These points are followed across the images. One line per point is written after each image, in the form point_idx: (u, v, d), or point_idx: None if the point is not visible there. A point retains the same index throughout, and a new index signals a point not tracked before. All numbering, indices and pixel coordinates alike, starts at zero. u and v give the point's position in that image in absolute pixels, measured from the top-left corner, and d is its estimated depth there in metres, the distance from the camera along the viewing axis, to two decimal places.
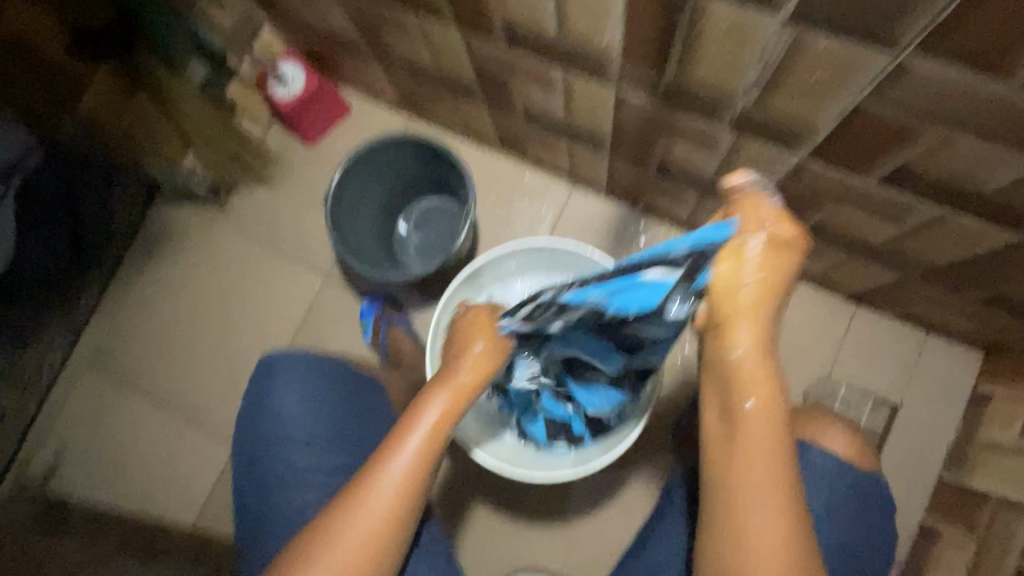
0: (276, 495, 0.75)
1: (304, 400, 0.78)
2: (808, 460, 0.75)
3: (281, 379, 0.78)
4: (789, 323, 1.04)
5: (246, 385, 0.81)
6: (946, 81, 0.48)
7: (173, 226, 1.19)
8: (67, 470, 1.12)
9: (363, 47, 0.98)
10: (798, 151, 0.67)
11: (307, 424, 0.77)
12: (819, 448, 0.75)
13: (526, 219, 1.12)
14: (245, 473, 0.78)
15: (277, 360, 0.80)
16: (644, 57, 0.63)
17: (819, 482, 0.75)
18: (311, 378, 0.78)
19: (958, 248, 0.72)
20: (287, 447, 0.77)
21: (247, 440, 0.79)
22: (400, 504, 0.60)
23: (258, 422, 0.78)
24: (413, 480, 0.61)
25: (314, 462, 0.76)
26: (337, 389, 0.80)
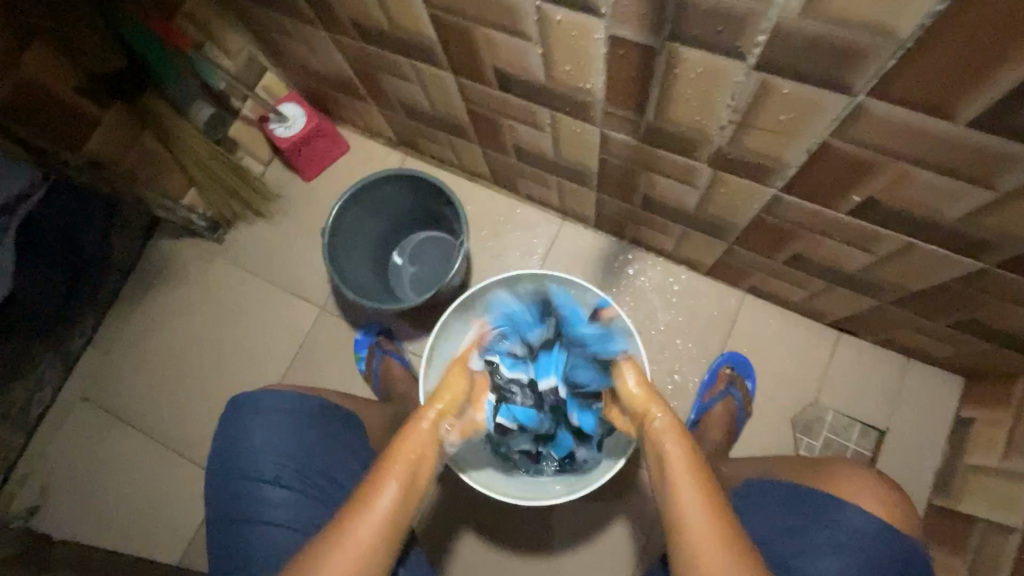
0: (249, 537, 0.73)
1: (272, 437, 0.77)
2: (844, 519, 0.72)
3: (254, 418, 0.78)
4: (774, 350, 1.07)
5: (218, 425, 0.81)
6: (901, 120, 0.53)
7: (174, 258, 1.21)
8: (51, 508, 1.10)
9: (361, 89, 1.04)
10: (770, 186, 0.71)
11: (279, 462, 0.76)
12: (855, 507, 0.73)
13: (516, 249, 1.15)
14: (215, 520, 0.75)
15: (245, 398, 0.80)
16: (625, 99, 0.68)
17: (850, 539, 0.71)
18: (281, 414, 0.79)
19: (930, 275, 0.76)
20: (257, 487, 0.75)
21: (216, 484, 0.77)
22: (383, 540, 0.59)
23: (225, 463, 0.77)
24: (397, 514, 0.61)
25: (284, 500, 0.75)
26: (304, 423, 0.79)
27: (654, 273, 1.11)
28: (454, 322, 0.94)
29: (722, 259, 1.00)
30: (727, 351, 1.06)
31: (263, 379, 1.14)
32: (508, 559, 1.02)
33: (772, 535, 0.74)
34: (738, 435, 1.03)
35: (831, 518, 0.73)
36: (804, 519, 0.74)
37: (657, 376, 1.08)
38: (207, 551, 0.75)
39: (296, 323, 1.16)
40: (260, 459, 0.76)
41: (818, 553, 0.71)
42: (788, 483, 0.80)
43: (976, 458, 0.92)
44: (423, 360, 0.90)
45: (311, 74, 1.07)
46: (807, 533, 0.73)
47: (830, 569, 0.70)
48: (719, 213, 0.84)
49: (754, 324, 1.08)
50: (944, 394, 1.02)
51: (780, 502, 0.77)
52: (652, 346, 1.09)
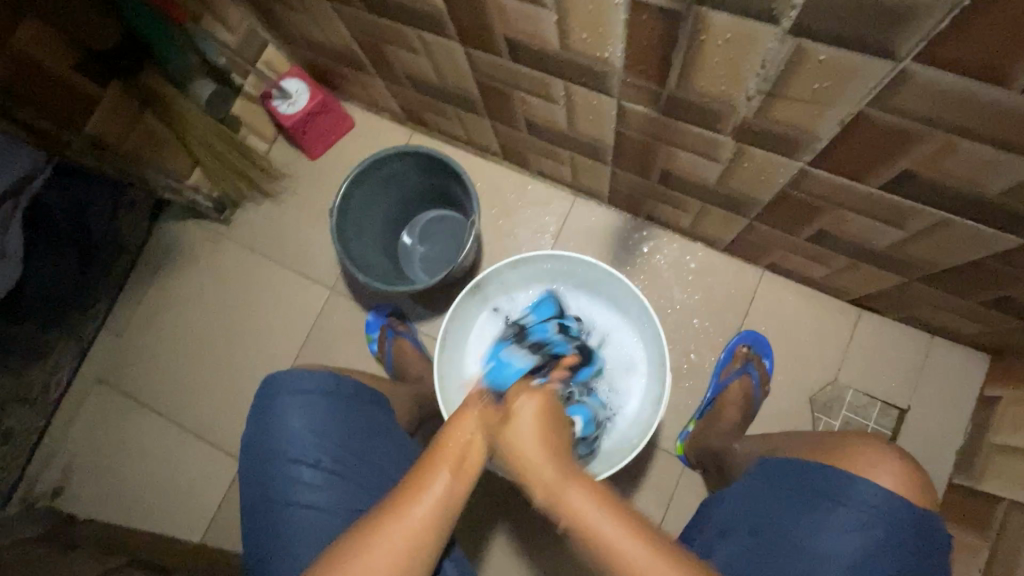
0: (288, 516, 0.72)
1: (308, 420, 0.76)
2: (861, 497, 0.66)
3: (287, 400, 0.77)
4: (793, 328, 1.04)
5: (252, 407, 0.80)
6: (948, 87, 0.49)
7: (183, 240, 1.20)
8: (75, 488, 1.12)
9: (366, 62, 1.00)
10: (798, 159, 0.68)
11: (317, 443, 0.75)
12: (874, 485, 0.66)
13: (528, 227, 1.13)
14: (252, 499, 0.75)
15: (281, 377, 0.79)
16: (645, 68, 0.64)
17: (868, 514, 0.65)
18: (314, 397, 0.77)
19: (964, 252, 0.72)
20: (294, 466, 0.74)
21: (252, 463, 0.76)
22: (439, 524, 0.54)
23: (262, 442, 0.76)
24: (450, 502, 0.55)
25: (322, 480, 0.74)
26: (342, 404, 0.78)
27: (669, 250, 1.08)
28: (467, 304, 0.92)
29: (742, 235, 0.96)
30: (744, 330, 1.04)
31: (275, 360, 1.14)
32: (524, 538, 1.03)
33: (784, 515, 0.69)
34: (754, 415, 1.02)
35: (847, 497, 0.66)
36: (817, 499, 0.68)
37: (673, 355, 1.06)
38: (246, 529, 0.74)
39: (307, 305, 1.15)
40: (295, 441, 0.75)
41: (835, 534, 0.65)
42: (798, 460, 0.73)
43: (1000, 437, 0.91)
44: (437, 340, 0.89)
45: (314, 47, 1.04)
46: (818, 513, 0.67)
47: (849, 550, 0.64)
48: (741, 188, 0.80)
49: (772, 302, 1.05)
50: (969, 372, 0.99)
51: (792, 482, 0.71)
52: (667, 325, 1.07)
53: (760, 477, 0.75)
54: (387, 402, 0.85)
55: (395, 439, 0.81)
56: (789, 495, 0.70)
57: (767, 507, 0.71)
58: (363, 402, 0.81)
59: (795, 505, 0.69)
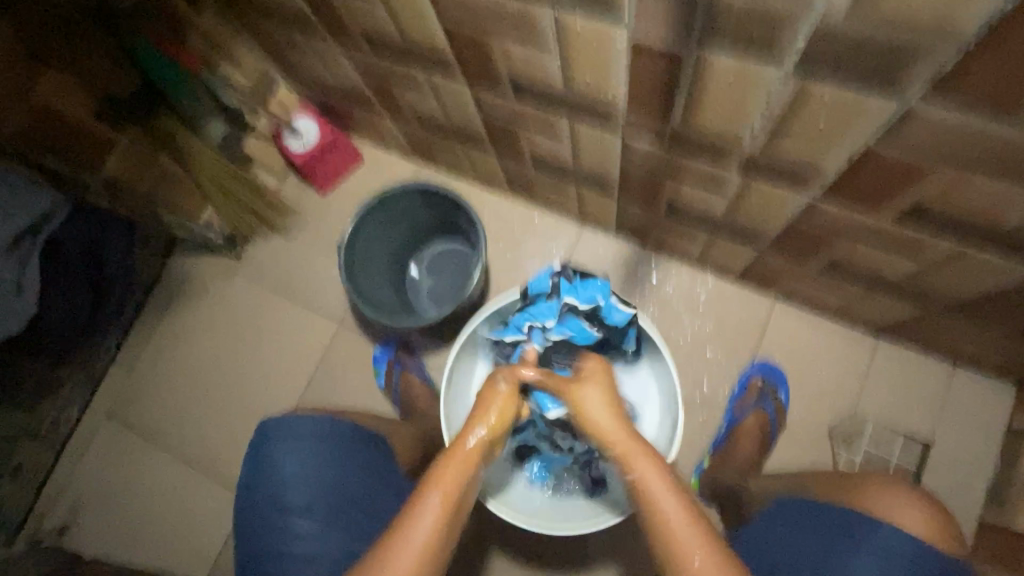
0: (289, 572, 0.69)
1: (302, 465, 0.74)
2: (879, 537, 0.64)
3: (277, 448, 0.75)
4: (808, 358, 1.02)
5: (244, 456, 0.78)
6: (955, 123, 0.48)
7: (193, 277, 1.21)
8: (80, 529, 1.11)
9: (374, 101, 1.02)
10: (807, 193, 0.67)
11: (309, 492, 0.73)
12: (891, 526, 0.64)
13: (536, 258, 1.12)
14: (247, 559, 0.72)
15: (272, 425, 0.77)
16: (648, 107, 0.64)
17: (890, 559, 0.62)
18: (306, 443, 0.75)
19: (981, 282, 0.71)
20: (291, 517, 0.72)
21: (244, 513, 0.74)
22: (421, 570, 0.57)
23: (255, 493, 0.75)
24: (444, 522, 0.60)
25: (319, 531, 0.71)
26: (337, 446, 0.77)
27: (679, 279, 1.07)
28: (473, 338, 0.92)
29: (752, 265, 0.95)
30: (758, 359, 1.02)
31: (283, 396, 1.14)
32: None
33: (802, 558, 0.66)
34: (770, 449, 0.98)
35: (867, 532, 0.64)
36: (838, 540, 0.66)
37: (686, 386, 1.04)
38: None
39: (315, 339, 1.15)
40: (289, 486, 0.73)
41: (861, 574, 0.62)
42: (817, 504, 0.71)
43: None
44: (443, 380, 0.89)
45: (324, 87, 1.06)
46: (838, 555, 0.64)
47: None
48: (749, 218, 0.79)
49: (786, 331, 1.03)
50: (995, 401, 0.96)
51: (811, 525, 0.68)
52: (678, 356, 1.05)
53: (774, 519, 0.73)
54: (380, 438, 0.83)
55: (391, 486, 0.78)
56: (804, 539, 0.68)
57: (780, 551, 0.69)
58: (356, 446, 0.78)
59: (814, 551, 0.66)
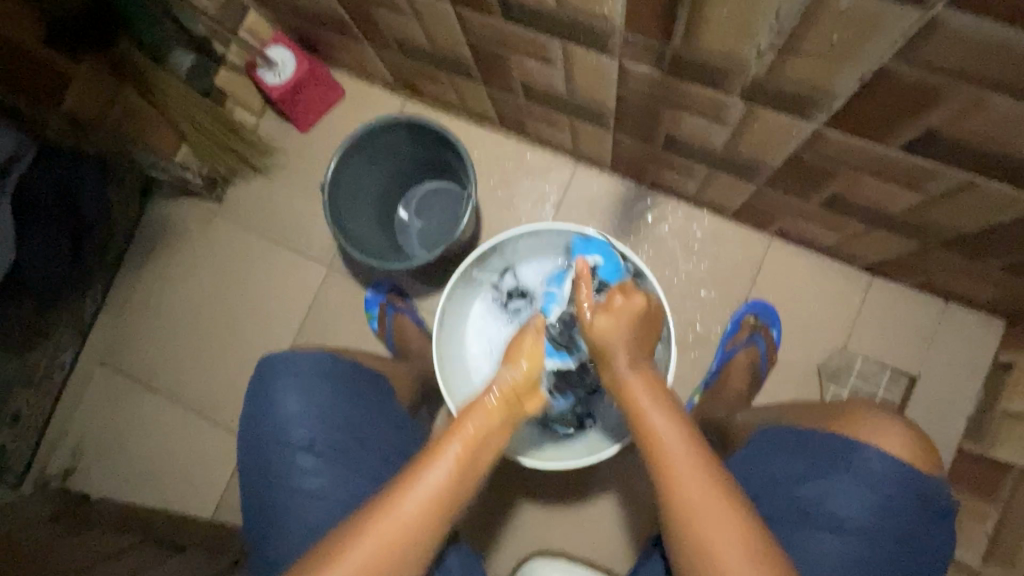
0: (291, 503, 0.71)
1: (305, 401, 0.75)
2: (862, 461, 0.65)
3: (280, 385, 0.75)
4: (802, 297, 1.01)
5: (247, 394, 0.78)
6: (976, 37, 0.45)
7: (175, 221, 1.17)
8: (85, 470, 1.14)
9: (352, 27, 0.94)
10: (813, 120, 0.63)
11: (311, 427, 0.74)
12: (875, 448, 0.65)
13: (528, 198, 1.09)
14: (252, 486, 0.74)
15: (276, 360, 0.77)
16: (647, 25, 0.59)
17: (871, 478, 0.64)
18: (308, 380, 0.76)
19: (985, 215, 0.69)
20: (297, 454, 0.73)
21: (250, 449, 0.75)
22: (431, 518, 0.54)
23: (259, 430, 0.75)
24: (451, 489, 0.55)
25: (320, 466, 0.73)
26: (338, 383, 0.77)
27: (675, 219, 1.04)
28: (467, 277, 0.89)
29: (750, 202, 0.93)
30: (753, 299, 1.01)
31: (276, 340, 1.13)
32: (528, 513, 1.03)
33: (784, 477, 0.68)
34: (760, 386, 1.00)
35: (849, 456, 0.66)
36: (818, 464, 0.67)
37: (679, 326, 1.04)
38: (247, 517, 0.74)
39: (305, 284, 1.13)
40: (292, 423, 0.74)
41: (842, 493, 0.64)
42: (803, 427, 0.72)
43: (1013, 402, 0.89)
44: (435, 319, 0.87)
45: (298, 12, 0.98)
46: (823, 478, 0.66)
47: (845, 516, 0.64)
48: (750, 151, 0.76)
49: (781, 270, 1.02)
50: (984, 337, 0.97)
51: (796, 449, 0.70)
52: (673, 297, 1.04)
53: (760, 446, 0.73)
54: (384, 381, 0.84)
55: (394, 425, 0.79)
56: (786, 462, 0.69)
57: (762, 474, 0.70)
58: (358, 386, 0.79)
59: (796, 474, 0.68)
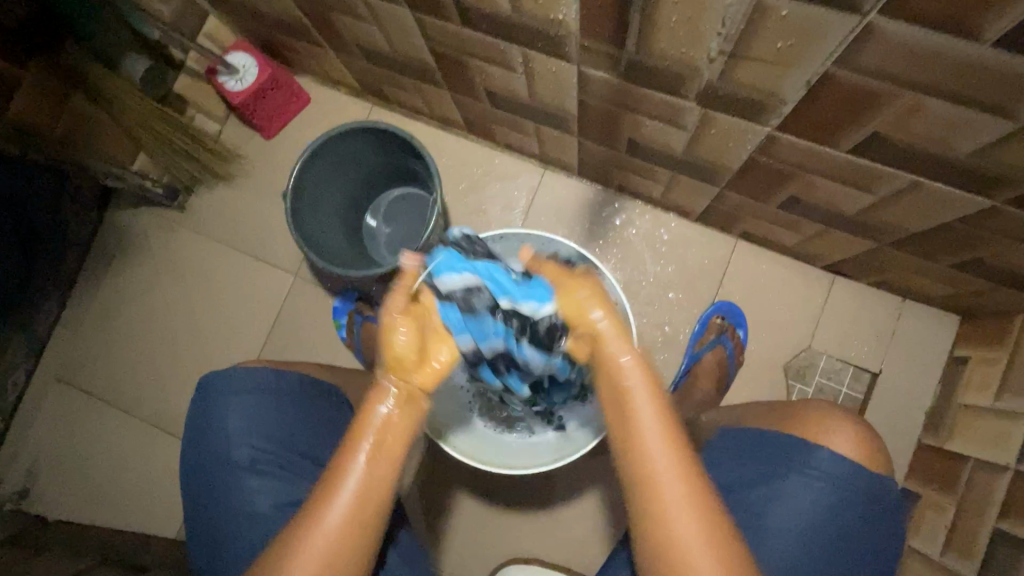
0: (231, 523, 0.69)
1: (249, 420, 0.73)
2: (813, 465, 0.66)
3: (223, 403, 0.73)
4: (767, 297, 1.03)
5: (189, 411, 0.76)
6: (910, 44, 0.46)
7: (134, 232, 1.14)
8: (41, 491, 1.09)
9: (314, 33, 0.93)
10: (764, 124, 0.65)
11: (250, 444, 0.72)
12: (827, 450, 0.67)
13: (497, 203, 1.09)
14: (191, 506, 0.72)
15: (213, 378, 0.75)
16: (601, 31, 0.60)
17: (819, 482, 0.66)
18: (252, 397, 0.74)
19: (931, 215, 0.71)
20: (241, 475, 0.71)
21: (193, 469, 0.73)
22: (357, 524, 0.55)
23: (203, 449, 0.73)
24: (370, 491, 0.55)
25: (260, 486, 0.71)
26: (280, 398, 0.75)
27: (642, 222, 1.05)
28: None
29: (713, 205, 0.94)
30: (718, 301, 1.03)
31: (240, 352, 1.10)
32: (499, 520, 1.03)
33: (738, 482, 0.69)
34: (727, 387, 1.01)
35: (802, 459, 0.67)
36: (772, 466, 0.68)
37: (648, 328, 1.04)
38: (191, 540, 0.72)
39: (271, 293, 1.11)
40: (236, 442, 0.72)
41: (794, 496, 0.66)
42: (755, 428, 0.73)
43: (969, 396, 0.92)
44: None
45: (259, 18, 0.97)
46: (776, 483, 0.67)
47: (794, 518, 0.65)
48: (709, 155, 0.77)
49: (746, 271, 1.04)
50: (940, 332, 1.00)
51: (749, 450, 0.71)
52: (641, 299, 1.05)
53: (716, 447, 0.73)
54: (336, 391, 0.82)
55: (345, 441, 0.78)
56: (742, 463, 0.70)
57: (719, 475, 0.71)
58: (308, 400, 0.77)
59: (750, 474, 0.69)
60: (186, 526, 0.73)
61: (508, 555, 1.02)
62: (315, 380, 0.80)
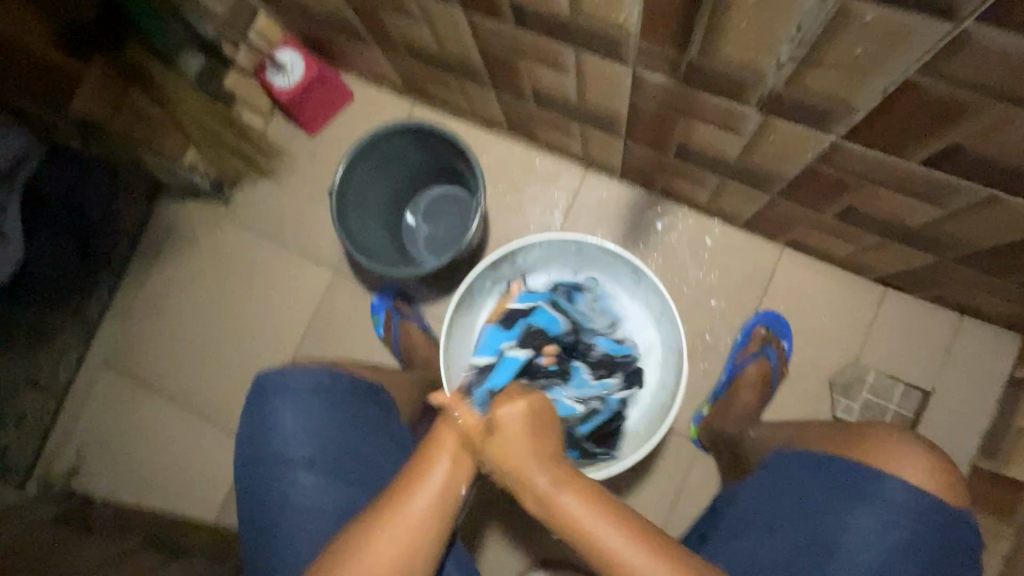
0: (284, 523, 0.70)
1: (301, 418, 0.74)
2: (879, 491, 0.64)
3: (276, 401, 0.74)
4: (813, 308, 1.00)
5: (243, 406, 0.77)
6: (1009, 52, 0.43)
7: (180, 224, 1.17)
8: (87, 472, 1.13)
9: (362, 32, 0.94)
10: (829, 133, 0.62)
11: (304, 440, 0.73)
12: (895, 476, 0.64)
13: (537, 205, 1.08)
14: (246, 502, 0.73)
15: (268, 377, 0.76)
16: (663, 34, 0.58)
17: (884, 508, 0.63)
18: (305, 397, 0.75)
19: (1004, 231, 0.67)
20: (295, 471, 0.72)
21: (246, 464, 0.75)
22: (428, 528, 0.52)
23: (255, 445, 0.74)
24: (455, 486, 0.53)
25: (314, 483, 0.72)
26: (334, 396, 0.76)
27: (684, 227, 1.03)
28: (483, 278, 0.89)
29: (762, 212, 0.91)
30: (762, 310, 1.00)
31: (279, 344, 1.12)
32: (529, 523, 1.02)
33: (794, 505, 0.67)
34: (769, 399, 0.99)
35: (866, 486, 0.65)
36: (833, 491, 0.66)
37: (688, 336, 1.02)
38: (244, 533, 0.73)
39: (311, 288, 1.13)
40: (289, 439, 0.73)
41: (857, 523, 0.63)
42: (813, 450, 0.71)
43: None
44: (443, 324, 0.86)
45: (307, 16, 0.97)
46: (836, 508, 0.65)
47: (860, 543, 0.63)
48: (765, 162, 0.75)
49: (792, 280, 1.01)
50: (999, 352, 0.95)
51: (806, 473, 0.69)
52: (681, 307, 1.03)
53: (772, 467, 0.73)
54: (379, 391, 0.83)
55: (394, 446, 0.78)
56: (797, 488, 0.69)
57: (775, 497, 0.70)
58: (356, 402, 0.78)
59: (812, 495, 0.67)
60: (238, 519, 0.74)
61: (538, 559, 1.02)
62: (362, 382, 0.81)
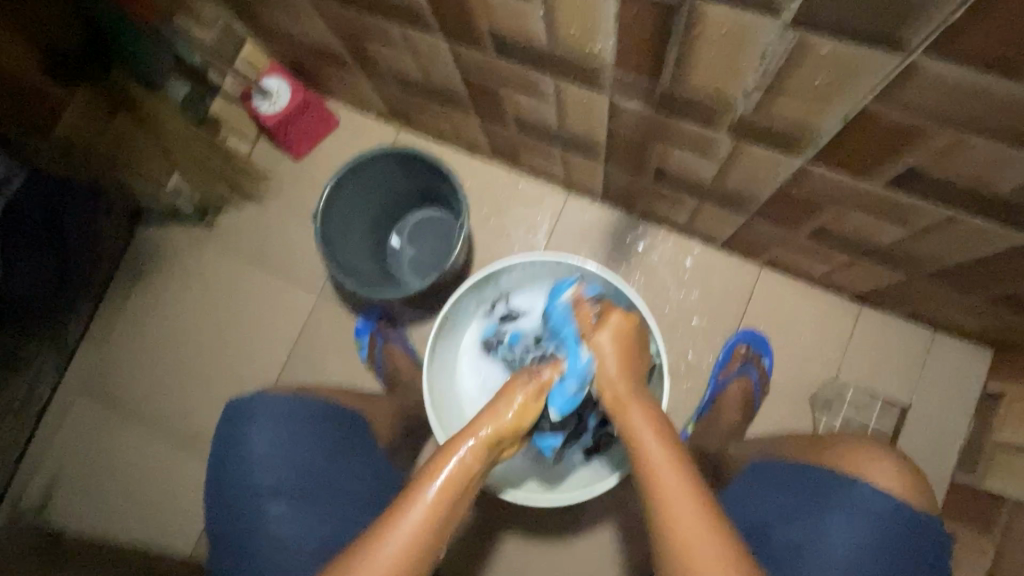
0: (258, 554, 0.68)
1: (278, 445, 0.73)
2: (855, 498, 0.65)
3: (252, 428, 0.73)
4: (792, 326, 1.02)
5: (217, 435, 0.76)
6: (957, 81, 0.46)
7: (162, 248, 1.16)
8: (58, 505, 1.09)
9: (348, 60, 0.96)
10: (797, 156, 0.65)
11: (275, 471, 0.72)
12: (869, 484, 0.65)
13: (521, 227, 1.09)
14: (220, 534, 0.71)
15: (245, 404, 0.75)
16: (638, 64, 0.60)
17: (863, 515, 0.64)
18: (281, 423, 0.74)
19: (966, 249, 0.70)
20: (270, 501, 0.71)
21: (220, 494, 0.73)
22: (404, 568, 0.54)
23: (230, 474, 0.73)
24: (426, 533, 0.56)
25: (290, 513, 0.70)
26: (308, 424, 0.75)
27: (665, 248, 1.05)
28: (468, 297, 0.90)
29: (739, 232, 0.94)
30: (743, 329, 1.02)
31: (261, 369, 1.11)
32: (515, 548, 1.01)
33: (775, 517, 0.68)
34: (753, 417, 0.99)
35: (842, 493, 0.66)
36: (811, 500, 0.67)
37: (671, 355, 1.04)
38: (216, 566, 0.71)
39: (295, 312, 1.12)
40: (266, 469, 0.72)
41: (836, 530, 0.64)
42: (791, 462, 0.72)
43: (1004, 433, 0.89)
44: (428, 343, 0.86)
45: (293, 44, 1.00)
46: (815, 517, 0.65)
47: (840, 548, 0.63)
48: (739, 185, 0.77)
49: (770, 299, 1.03)
50: (971, 366, 0.97)
51: (785, 482, 0.70)
52: (663, 326, 1.04)
53: (752, 478, 0.73)
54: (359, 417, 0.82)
55: (372, 473, 0.77)
56: (776, 494, 0.69)
57: (760, 509, 0.69)
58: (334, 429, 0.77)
59: (792, 505, 0.68)
60: (210, 552, 0.72)
61: None
62: (340, 409, 0.80)
